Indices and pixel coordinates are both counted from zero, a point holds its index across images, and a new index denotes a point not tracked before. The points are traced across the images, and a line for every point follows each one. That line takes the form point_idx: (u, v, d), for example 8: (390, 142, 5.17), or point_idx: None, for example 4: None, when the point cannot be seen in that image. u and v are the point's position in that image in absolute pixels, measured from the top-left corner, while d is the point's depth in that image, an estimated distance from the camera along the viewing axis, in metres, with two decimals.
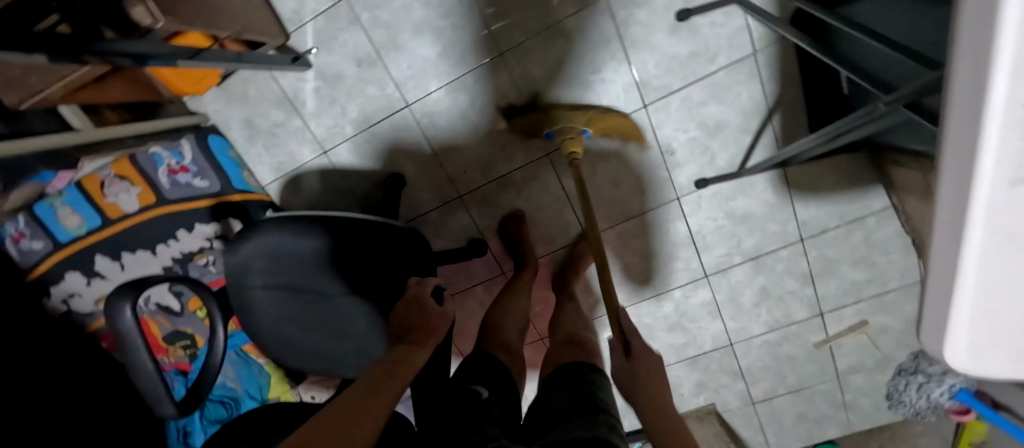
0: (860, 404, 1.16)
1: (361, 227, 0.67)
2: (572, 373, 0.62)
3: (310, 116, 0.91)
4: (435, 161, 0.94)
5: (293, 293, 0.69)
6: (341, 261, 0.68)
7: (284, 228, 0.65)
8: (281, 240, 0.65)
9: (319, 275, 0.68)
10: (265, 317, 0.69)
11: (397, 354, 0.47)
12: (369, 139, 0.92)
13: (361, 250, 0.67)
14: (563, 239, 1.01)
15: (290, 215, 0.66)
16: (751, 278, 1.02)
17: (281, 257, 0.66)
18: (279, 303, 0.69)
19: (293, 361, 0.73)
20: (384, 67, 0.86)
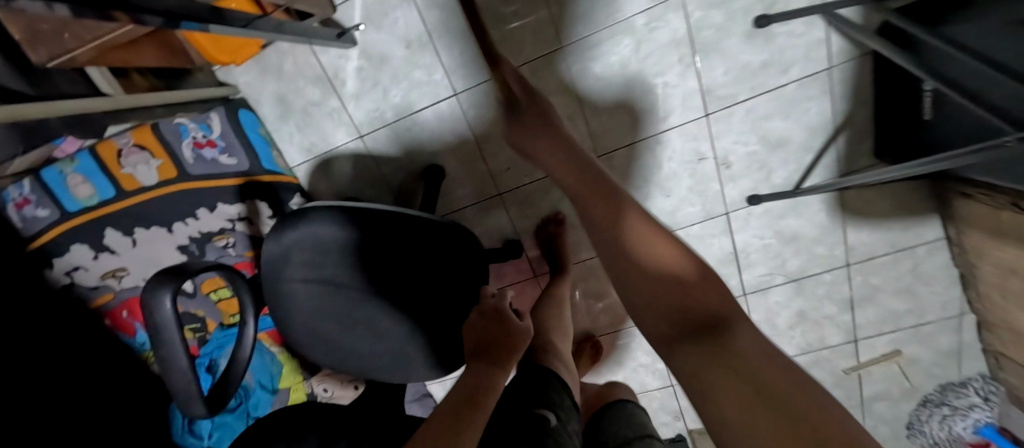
0: (879, 431, 1.15)
1: (416, 224, 0.61)
2: (618, 409, 0.69)
3: (348, 98, 0.84)
4: (478, 155, 0.89)
5: (334, 289, 0.63)
6: (389, 259, 0.63)
7: (333, 219, 0.59)
8: (329, 233, 0.59)
9: (363, 272, 0.63)
10: (301, 313, 0.64)
11: (475, 378, 0.43)
12: (410, 127, 0.86)
13: (414, 248, 0.62)
14: None
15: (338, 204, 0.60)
16: (790, 299, 0.99)
17: (325, 249, 0.61)
18: (317, 298, 0.63)
19: (323, 359, 0.68)
20: (434, 51, 0.80)
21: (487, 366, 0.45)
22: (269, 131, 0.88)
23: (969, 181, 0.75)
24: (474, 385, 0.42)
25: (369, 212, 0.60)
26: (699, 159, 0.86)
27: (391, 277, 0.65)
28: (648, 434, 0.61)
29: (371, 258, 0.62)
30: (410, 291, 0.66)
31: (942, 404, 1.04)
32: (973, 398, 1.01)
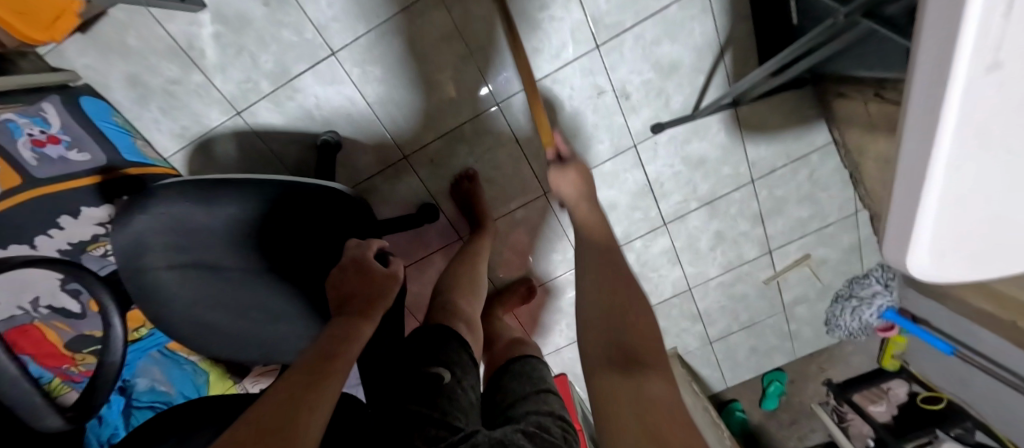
0: (803, 332, 1.25)
1: (291, 192, 0.57)
2: (521, 364, 0.78)
3: (214, 70, 0.76)
4: (372, 117, 0.83)
5: (207, 273, 0.58)
6: (268, 234, 0.58)
7: (186, 198, 0.54)
8: (186, 214, 0.54)
9: (239, 250, 0.58)
10: (184, 305, 0.59)
11: (334, 330, 0.44)
12: (291, 95, 0.79)
13: (292, 217, 0.59)
14: (523, 195, 0.96)
15: (196, 179, 0.55)
16: (706, 223, 1.03)
17: (189, 233, 0.55)
18: (191, 285, 0.58)
19: (219, 350, 0.63)
20: (298, 6, 0.72)
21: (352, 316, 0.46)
22: (127, 119, 0.79)
23: (844, 80, 0.79)
24: (337, 337, 0.43)
25: (230, 183, 0.56)
26: (599, 93, 0.86)
27: (274, 254, 0.60)
28: (545, 385, 0.72)
29: (244, 235, 0.57)
30: (301, 265, 0.61)
31: (851, 298, 1.15)
32: (875, 286, 1.13)
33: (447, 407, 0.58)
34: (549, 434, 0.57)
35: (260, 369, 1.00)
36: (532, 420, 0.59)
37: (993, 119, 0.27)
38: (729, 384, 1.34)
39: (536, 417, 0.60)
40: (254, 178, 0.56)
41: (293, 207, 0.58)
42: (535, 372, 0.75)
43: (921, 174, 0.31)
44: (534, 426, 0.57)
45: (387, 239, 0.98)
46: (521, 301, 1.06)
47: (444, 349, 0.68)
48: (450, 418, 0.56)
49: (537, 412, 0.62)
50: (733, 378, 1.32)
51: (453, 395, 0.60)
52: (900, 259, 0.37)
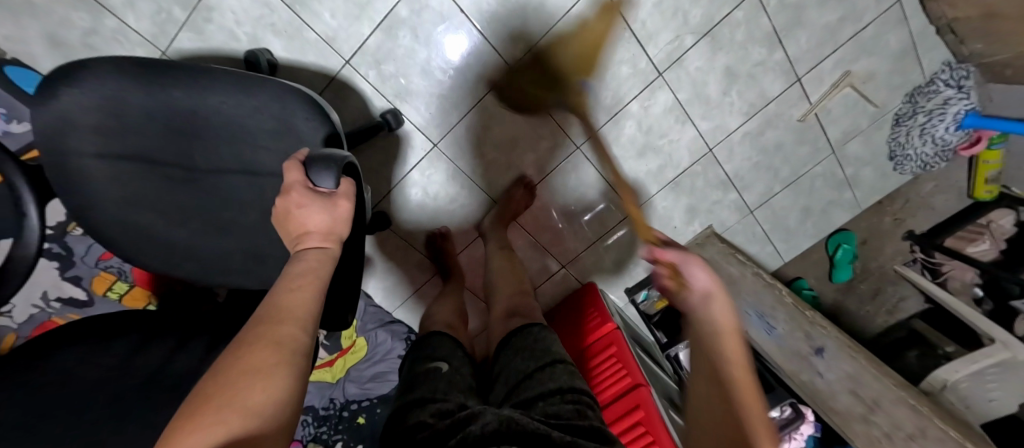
0: (862, 176, 1.06)
1: (241, 87, 0.51)
2: (524, 337, 0.65)
3: (119, 8, 0.71)
4: (299, 23, 0.75)
5: (147, 169, 0.53)
6: (213, 131, 0.53)
7: (126, 74, 0.48)
8: (121, 90, 0.48)
9: (180, 143, 0.53)
10: (108, 201, 0.52)
11: (304, 265, 0.38)
12: (208, 18, 0.73)
13: (244, 117, 0.52)
14: (488, 81, 0.85)
15: (130, 57, 0.49)
16: (711, 61, 0.88)
17: (123, 115, 0.50)
18: (123, 178, 0.52)
19: (158, 262, 0.57)
20: None
21: (323, 252, 0.40)
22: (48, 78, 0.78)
23: None
24: (312, 272, 0.37)
25: (169, 67, 0.50)
26: None
27: (215, 156, 0.54)
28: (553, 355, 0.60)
29: (183, 126, 0.52)
30: (245, 164, 0.55)
31: (915, 114, 0.94)
32: (946, 92, 0.90)
33: (444, 388, 0.53)
34: (558, 417, 0.48)
35: None
36: (545, 407, 0.50)
37: None
38: (786, 258, 1.17)
39: (545, 405, 0.50)
40: (200, 67, 0.50)
41: (244, 105, 0.52)
42: (540, 343, 0.63)
43: None
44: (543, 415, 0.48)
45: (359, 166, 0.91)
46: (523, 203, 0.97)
47: (438, 346, 0.64)
48: (455, 397, 0.52)
49: (545, 396, 0.52)
50: (789, 250, 1.16)
51: (453, 379, 0.56)
52: None
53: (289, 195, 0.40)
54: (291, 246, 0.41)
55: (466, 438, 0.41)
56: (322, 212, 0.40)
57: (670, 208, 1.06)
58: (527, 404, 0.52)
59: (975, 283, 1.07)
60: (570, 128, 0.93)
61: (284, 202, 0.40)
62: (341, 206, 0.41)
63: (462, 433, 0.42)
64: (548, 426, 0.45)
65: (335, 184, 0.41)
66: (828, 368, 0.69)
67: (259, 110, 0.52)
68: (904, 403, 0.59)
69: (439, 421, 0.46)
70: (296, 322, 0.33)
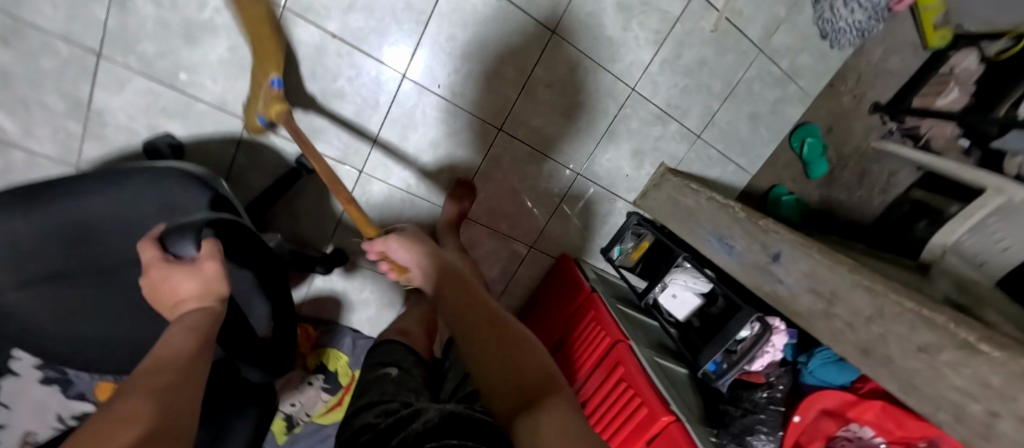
0: (800, 65, 1.01)
1: (127, 181, 0.54)
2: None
3: (23, 139, 0.75)
4: (188, 99, 0.78)
5: (62, 286, 0.54)
6: (115, 230, 0.55)
7: (4, 206, 0.49)
8: (7, 222, 0.49)
9: (85, 251, 0.54)
10: (37, 326, 0.54)
11: (184, 322, 0.40)
12: (103, 122, 0.77)
13: (139, 207, 0.55)
14: (388, 93, 0.85)
15: (9, 188, 0.50)
16: (598, 1, 0.85)
17: (18, 245, 0.51)
18: (42, 302, 0.53)
19: (110, 365, 0.60)
20: (31, 27, 0.67)
21: (204, 309, 0.42)
22: None
23: None
24: (191, 328, 0.39)
25: (57, 184, 0.52)
26: None
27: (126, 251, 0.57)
28: None
29: (83, 235, 0.54)
30: None
31: None
32: None
33: (394, 390, 0.54)
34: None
35: (281, 386, 1.00)
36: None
37: None
38: (752, 171, 1.13)
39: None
40: (81, 176, 0.53)
41: (137, 197, 0.55)
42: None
43: None
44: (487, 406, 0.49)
45: (295, 213, 0.92)
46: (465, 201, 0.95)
47: (389, 353, 0.65)
48: (403, 397, 0.53)
49: None
50: (752, 161, 1.12)
51: (403, 381, 0.58)
52: None
53: (153, 266, 0.42)
54: (170, 315, 0.43)
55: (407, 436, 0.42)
56: (189, 279, 0.42)
57: (615, 159, 1.03)
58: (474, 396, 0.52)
59: (958, 136, 0.99)
60: (487, 113, 0.92)
61: (149, 279, 0.43)
62: (205, 266, 0.43)
63: (405, 432, 0.43)
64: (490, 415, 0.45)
65: (196, 248, 0.44)
66: (787, 272, 0.67)
67: (152, 196, 0.55)
68: (860, 286, 0.57)
69: (383, 420, 0.47)
70: (179, 367, 0.34)
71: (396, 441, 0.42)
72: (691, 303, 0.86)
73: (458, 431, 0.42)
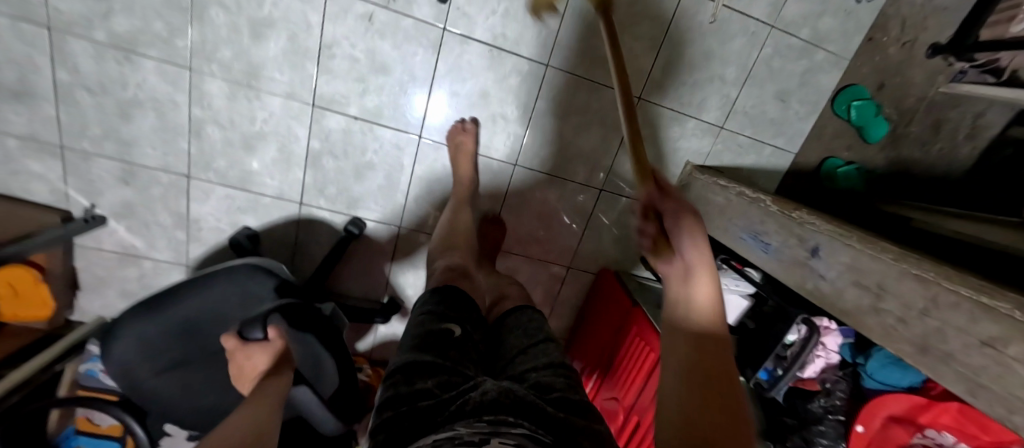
0: (824, 30, 0.93)
1: (215, 280, 0.67)
2: (517, 319, 0.70)
3: (148, 251, 0.96)
4: (253, 195, 0.93)
5: (186, 368, 0.69)
6: (213, 319, 0.69)
7: (139, 316, 0.65)
8: (143, 327, 0.66)
9: (196, 340, 0.69)
10: (173, 402, 0.70)
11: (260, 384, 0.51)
12: (197, 226, 0.95)
13: (228, 299, 0.68)
14: (409, 154, 0.94)
15: (141, 299, 0.66)
16: (586, 26, 0.87)
17: (152, 342, 0.66)
18: (175, 381, 0.69)
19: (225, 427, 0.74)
20: (141, 166, 0.88)
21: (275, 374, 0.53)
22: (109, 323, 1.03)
23: None
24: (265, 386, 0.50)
25: (167, 293, 0.67)
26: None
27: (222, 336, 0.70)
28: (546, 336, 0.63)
29: (193, 327, 0.68)
30: None
31: None
32: None
33: (458, 356, 0.53)
34: (552, 390, 0.49)
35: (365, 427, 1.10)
36: (537, 378, 0.51)
37: None
38: (793, 150, 1.05)
39: (536, 375, 0.52)
40: (186, 280, 0.67)
41: (224, 291, 0.68)
42: (531, 325, 0.67)
43: None
44: (534, 387, 0.50)
45: (354, 271, 1.05)
46: (498, 234, 1.02)
47: (452, 308, 0.64)
48: (461, 367, 0.52)
49: (538, 367, 0.54)
50: (791, 139, 1.04)
51: (464, 348, 0.56)
52: None
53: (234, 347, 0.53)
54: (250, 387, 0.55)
55: (466, 404, 0.43)
56: (261, 353, 0.54)
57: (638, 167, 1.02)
58: (520, 375, 0.54)
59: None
60: (501, 150, 0.97)
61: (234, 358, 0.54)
62: (275, 344, 0.54)
63: (463, 399, 0.44)
64: (545, 399, 0.47)
65: (262, 334, 0.54)
66: (828, 267, 0.62)
67: (236, 288, 0.68)
68: (909, 275, 0.51)
69: (447, 392, 0.46)
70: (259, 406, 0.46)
71: (456, 407, 0.42)
72: (738, 305, 0.83)
73: (517, 409, 0.42)
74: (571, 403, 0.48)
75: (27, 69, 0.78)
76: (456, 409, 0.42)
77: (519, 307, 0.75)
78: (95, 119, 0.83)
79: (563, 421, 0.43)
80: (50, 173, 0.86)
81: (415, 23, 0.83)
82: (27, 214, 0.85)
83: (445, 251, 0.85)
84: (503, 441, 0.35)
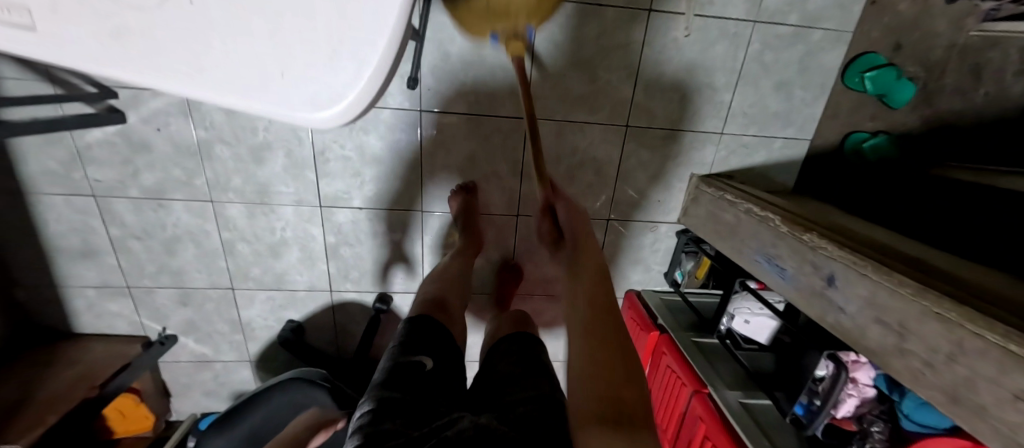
0: (817, 10, 0.86)
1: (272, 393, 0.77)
2: (512, 342, 0.72)
3: (216, 354, 1.09)
4: (290, 291, 1.02)
5: None
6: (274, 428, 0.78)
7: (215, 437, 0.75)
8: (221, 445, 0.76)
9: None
10: None
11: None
12: (250, 327, 1.06)
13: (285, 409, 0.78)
14: (415, 226, 0.99)
15: (217, 420, 0.77)
16: (557, 71, 0.86)
17: None
18: None
19: None
20: (193, 288, 1.00)
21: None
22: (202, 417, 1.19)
23: None
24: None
25: (235, 411, 0.77)
26: None
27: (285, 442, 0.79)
28: (540, 363, 0.65)
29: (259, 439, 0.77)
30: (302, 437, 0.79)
31: None
32: None
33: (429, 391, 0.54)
34: (536, 425, 0.51)
35: None
36: (518, 413, 0.54)
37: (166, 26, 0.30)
38: (806, 136, 0.99)
39: (521, 409, 0.54)
40: (247, 397, 0.77)
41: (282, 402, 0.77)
42: (521, 352, 0.69)
43: (204, 50, 0.31)
44: (518, 421, 0.52)
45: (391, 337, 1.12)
46: (515, 282, 1.04)
47: (422, 333, 0.64)
48: (434, 404, 0.53)
49: (524, 400, 0.56)
50: (801, 127, 0.97)
51: (435, 382, 0.57)
52: (318, 122, 0.35)
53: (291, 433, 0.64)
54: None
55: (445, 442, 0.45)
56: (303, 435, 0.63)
57: (641, 190, 1.00)
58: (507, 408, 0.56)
59: None
60: (502, 203, 0.99)
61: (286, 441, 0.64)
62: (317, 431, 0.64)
63: (441, 436, 0.46)
64: (519, 432, 0.50)
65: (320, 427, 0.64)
66: (846, 298, 0.59)
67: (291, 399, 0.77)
68: (931, 315, 0.48)
69: (413, 430, 0.47)
70: None
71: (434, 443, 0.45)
72: (766, 325, 0.82)
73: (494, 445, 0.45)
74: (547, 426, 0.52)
75: (87, 233, 0.91)
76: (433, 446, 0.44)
77: (518, 332, 0.75)
78: (147, 259, 0.95)
79: None
80: (125, 309, 1.00)
81: (393, 112, 0.86)
82: (114, 348, 0.99)
83: (438, 276, 0.84)
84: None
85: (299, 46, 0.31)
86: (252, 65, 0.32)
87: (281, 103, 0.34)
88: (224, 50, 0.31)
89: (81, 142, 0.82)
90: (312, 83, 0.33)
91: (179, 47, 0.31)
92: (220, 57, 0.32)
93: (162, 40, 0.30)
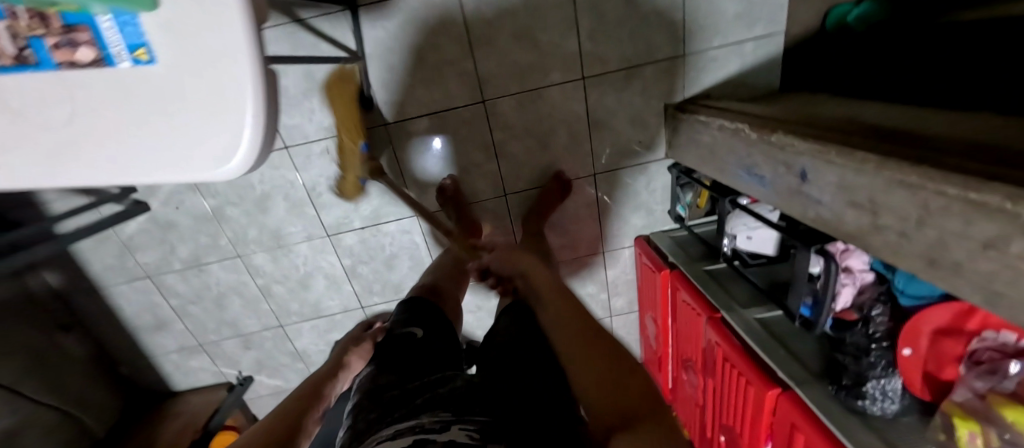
0: None
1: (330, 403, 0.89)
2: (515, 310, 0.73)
3: (289, 384, 1.23)
4: (328, 317, 1.13)
5: None
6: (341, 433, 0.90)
7: None
8: None
9: None
10: None
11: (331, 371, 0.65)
12: (307, 355, 1.19)
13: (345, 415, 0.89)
14: (415, 231, 1.05)
15: None
16: (497, 47, 0.87)
17: None
18: None
19: None
20: (251, 333, 1.14)
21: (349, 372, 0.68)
22: None
23: None
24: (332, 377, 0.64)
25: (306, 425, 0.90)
26: (331, 127, 0.90)
27: None
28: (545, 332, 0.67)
29: None
30: None
31: None
32: None
33: (419, 354, 0.62)
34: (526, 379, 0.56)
35: None
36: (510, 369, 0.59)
37: (80, 138, 0.33)
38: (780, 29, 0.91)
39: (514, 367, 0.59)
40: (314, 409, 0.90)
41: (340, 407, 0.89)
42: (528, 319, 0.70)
43: (113, 147, 0.33)
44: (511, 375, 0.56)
45: None
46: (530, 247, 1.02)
47: (415, 311, 0.73)
48: (428, 364, 0.60)
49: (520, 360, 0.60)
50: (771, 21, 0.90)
51: (426, 346, 0.64)
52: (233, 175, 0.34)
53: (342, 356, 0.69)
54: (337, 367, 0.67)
55: (432, 397, 0.50)
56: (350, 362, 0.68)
57: (619, 136, 0.99)
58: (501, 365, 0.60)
59: None
60: (487, 187, 1.02)
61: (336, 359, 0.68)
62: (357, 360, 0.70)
63: (432, 393, 0.52)
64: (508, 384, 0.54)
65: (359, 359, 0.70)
66: (821, 190, 0.56)
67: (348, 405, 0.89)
68: (896, 185, 0.45)
69: (404, 383, 0.56)
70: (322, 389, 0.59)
71: (422, 399, 0.51)
72: (769, 237, 0.78)
73: (479, 398, 0.50)
74: (535, 383, 0.55)
75: (154, 308, 1.07)
76: (421, 402, 0.50)
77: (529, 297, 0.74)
78: (207, 318, 1.10)
79: (527, 407, 0.51)
80: (205, 363, 1.16)
81: (360, 134, 0.92)
82: (207, 397, 1.17)
83: (435, 270, 0.88)
84: (463, 427, 0.44)
85: (186, 112, 0.32)
86: (157, 146, 0.33)
87: (192, 169, 0.34)
88: (128, 142, 0.33)
89: (124, 235, 0.97)
90: (210, 141, 0.33)
91: (92, 152, 0.33)
92: (130, 153, 0.33)
93: (77, 153, 0.33)
